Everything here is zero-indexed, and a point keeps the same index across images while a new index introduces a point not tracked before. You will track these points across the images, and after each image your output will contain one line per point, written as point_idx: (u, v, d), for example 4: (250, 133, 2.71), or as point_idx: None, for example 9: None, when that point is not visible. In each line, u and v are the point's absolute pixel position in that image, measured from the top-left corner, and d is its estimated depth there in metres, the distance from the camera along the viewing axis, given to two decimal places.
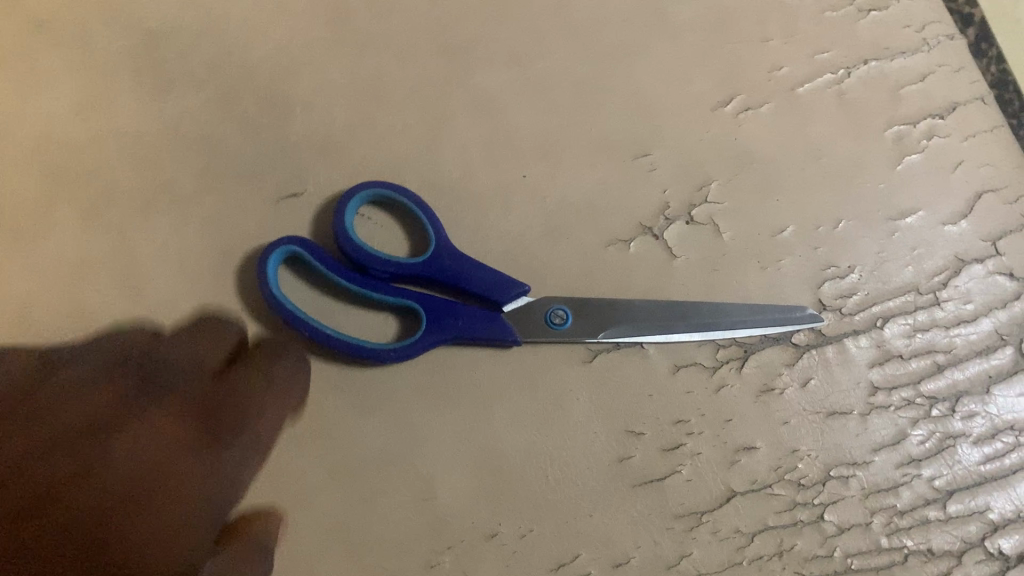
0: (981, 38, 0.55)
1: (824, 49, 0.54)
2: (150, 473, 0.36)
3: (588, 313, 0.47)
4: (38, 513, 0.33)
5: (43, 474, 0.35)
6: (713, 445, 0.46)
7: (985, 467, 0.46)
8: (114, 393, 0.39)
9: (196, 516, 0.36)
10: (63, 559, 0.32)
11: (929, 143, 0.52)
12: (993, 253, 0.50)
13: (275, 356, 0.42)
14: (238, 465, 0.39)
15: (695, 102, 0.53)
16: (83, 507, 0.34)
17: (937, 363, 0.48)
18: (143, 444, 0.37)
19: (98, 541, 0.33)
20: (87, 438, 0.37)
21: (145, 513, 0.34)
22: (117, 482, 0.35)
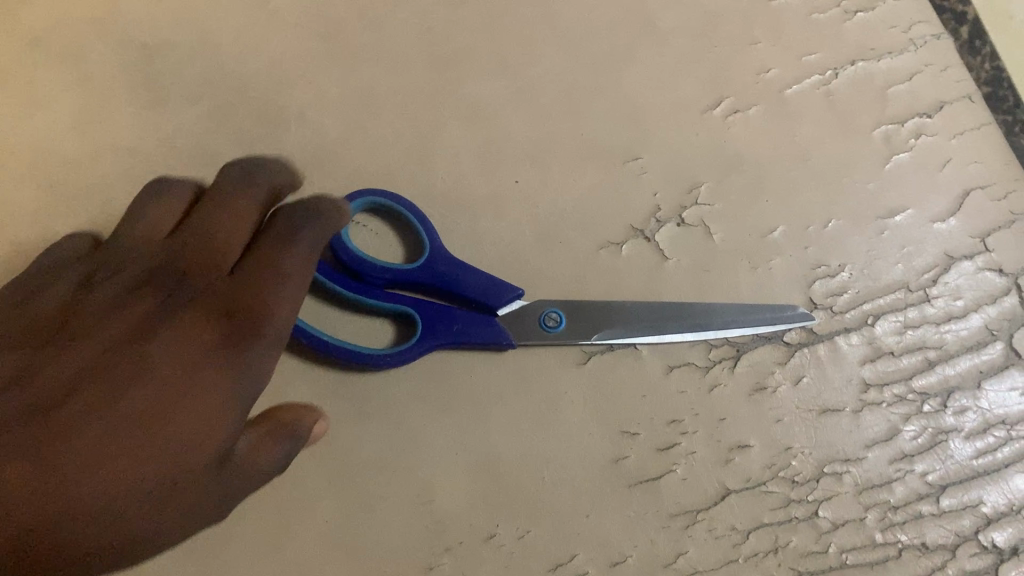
0: (975, 36, 0.56)
1: (812, 51, 0.55)
2: (205, 334, 0.35)
3: (581, 315, 0.47)
4: (100, 359, 0.34)
5: (115, 321, 0.35)
6: (707, 444, 0.47)
7: (978, 461, 0.47)
8: (151, 303, 0.36)
9: (259, 346, 0.36)
10: (138, 438, 0.32)
11: (917, 141, 0.53)
12: (982, 250, 0.50)
13: (290, 236, 0.39)
14: (294, 281, 0.38)
15: (684, 105, 0.53)
16: (133, 345, 0.34)
17: (928, 359, 0.48)
18: (178, 360, 0.34)
19: (147, 368, 0.34)
20: (161, 295, 0.37)
21: (227, 348, 0.35)
22: (171, 344, 0.35)
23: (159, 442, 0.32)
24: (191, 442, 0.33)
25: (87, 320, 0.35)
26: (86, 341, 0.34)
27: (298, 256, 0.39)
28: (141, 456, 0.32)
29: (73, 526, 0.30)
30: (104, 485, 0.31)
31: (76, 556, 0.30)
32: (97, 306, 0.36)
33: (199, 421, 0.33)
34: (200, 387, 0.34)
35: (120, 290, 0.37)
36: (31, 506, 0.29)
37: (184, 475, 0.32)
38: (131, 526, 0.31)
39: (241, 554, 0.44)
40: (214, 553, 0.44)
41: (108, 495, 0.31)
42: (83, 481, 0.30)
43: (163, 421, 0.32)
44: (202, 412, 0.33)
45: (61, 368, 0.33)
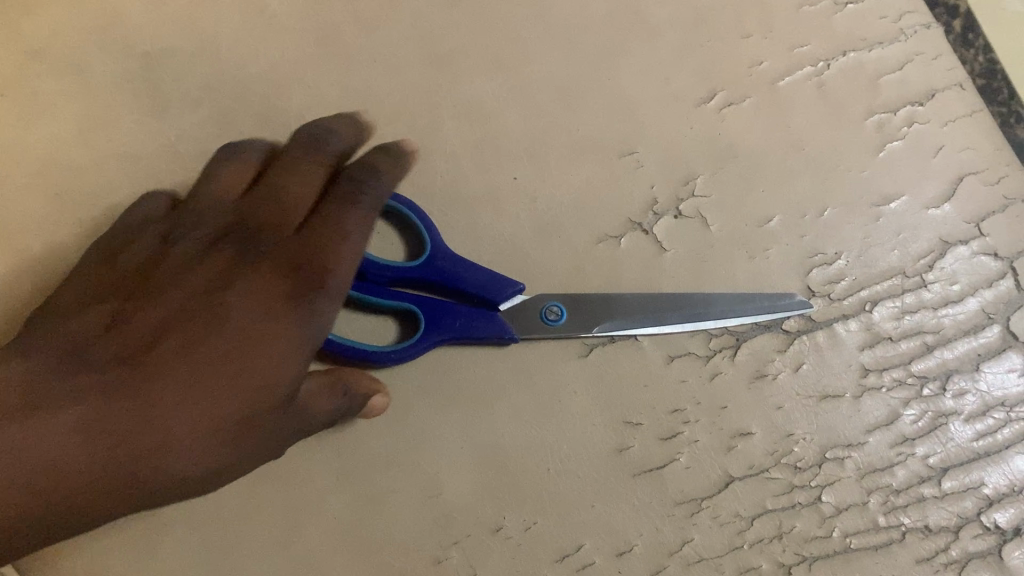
0: (968, 29, 0.56)
1: (803, 43, 0.56)
2: (276, 288, 0.43)
3: (581, 308, 0.48)
4: (188, 308, 0.42)
5: (198, 276, 0.43)
6: (709, 432, 0.47)
7: (978, 443, 0.47)
8: (225, 258, 0.44)
9: (322, 297, 0.43)
10: (222, 370, 0.40)
11: (909, 129, 0.53)
12: (977, 234, 0.51)
13: (351, 201, 0.46)
14: (353, 244, 0.45)
15: (678, 99, 0.54)
16: (215, 298, 0.42)
17: (926, 343, 0.49)
18: (249, 305, 0.42)
19: (226, 318, 0.41)
20: (238, 253, 0.44)
21: (295, 299, 0.42)
22: (246, 297, 0.42)
23: (240, 380, 0.40)
24: (266, 381, 0.40)
25: (176, 276, 0.44)
26: (174, 293, 0.43)
27: (357, 223, 0.45)
28: (227, 390, 0.40)
29: (182, 443, 0.39)
30: (199, 415, 0.39)
31: (178, 468, 0.39)
32: (183, 263, 0.44)
33: (271, 363, 0.41)
34: (272, 333, 0.41)
35: (203, 248, 0.45)
36: (148, 429, 0.38)
37: (260, 407, 0.40)
38: (225, 445, 0.40)
39: (251, 550, 0.45)
40: (223, 550, 0.45)
41: (203, 424, 0.39)
42: (182, 411, 0.39)
43: (242, 361, 0.40)
44: (273, 356, 0.41)
45: (158, 317, 0.42)
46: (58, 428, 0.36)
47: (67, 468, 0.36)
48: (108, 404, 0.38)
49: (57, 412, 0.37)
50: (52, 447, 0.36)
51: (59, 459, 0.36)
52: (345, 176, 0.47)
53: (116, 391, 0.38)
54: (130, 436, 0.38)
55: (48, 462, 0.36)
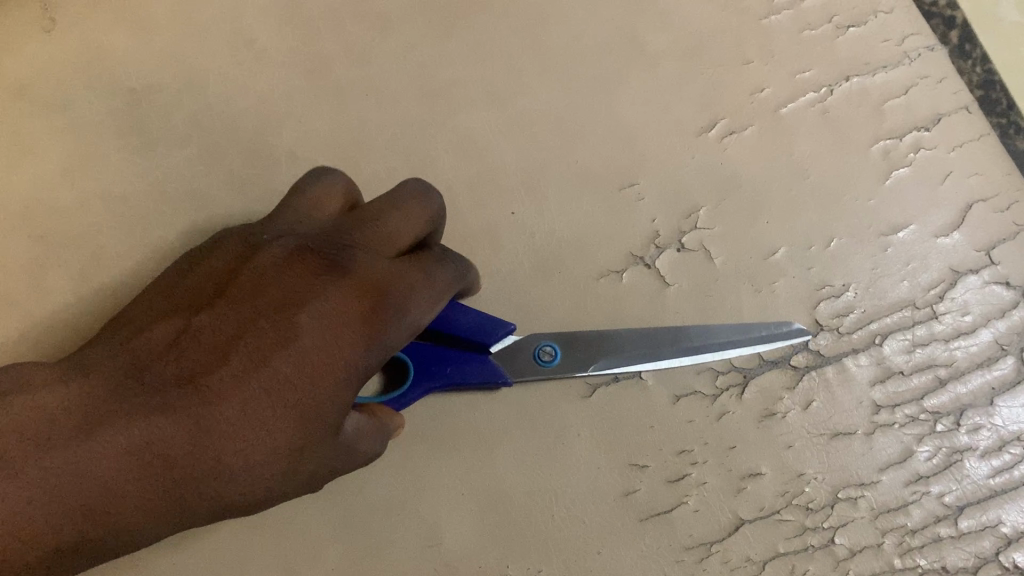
0: (965, 39, 0.56)
1: (805, 68, 0.54)
2: (352, 313, 0.38)
3: (575, 346, 0.47)
4: (255, 324, 0.38)
5: (272, 286, 0.39)
6: (718, 473, 0.46)
7: (995, 480, 0.46)
8: (303, 270, 0.40)
9: (394, 330, 0.39)
10: (281, 400, 0.36)
11: (915, 155, 0.52)
12: (988, 263, 0.49)
13: (443, 261, 0.43)
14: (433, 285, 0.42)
15: (679, 127, 0.53)
16: (281, 311, 0.38)
17: (939, 377, 0.47)
18: (322, 331, 0.38)
19: (292, 336, 0.37)
20: (321, 265, 0.40)
21: (369, 330, 0.39)
22: (315, 316, 0.38)
23: (299, 410, 0.37)
24: (323, 414, 0.37)
25: (244, 280, 0.39)
26: (243, 305, 0.38)
27: (440, 270, 0.42)
28: (283, 419, 0.36)
29: (233, 474, 0.36)
30: (254, 445, 0.36)
31: (225, 498, 0.36)
32: (252, 264, 0.40)
33: (331, 394, 0.37)
34: (339, 362, 0.37)
35: (280, 249, 0.40)
36: (200, 457, 0.35)
37: (315, 440, 0.37)
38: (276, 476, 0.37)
39: None
40: None
41: (258, 455, 0.36)
42: (236, 438, 0.36)
43: (305, 391, 0.37)
44: (333, 386, 0.37)
45: (219, 329, 0.38)
46: (108, 453, 0.34)
47: (115, 495, 0.34)
48: (158, 428, 0.35)
49: (108, 435, 0.34)
50: (103, 470, 0.34)
51: (107, 487, 0.34)
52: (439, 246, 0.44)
53: (168, 412, 0.35)
54: (179, 462, 0.35)
55: (95, 489, 0.34)
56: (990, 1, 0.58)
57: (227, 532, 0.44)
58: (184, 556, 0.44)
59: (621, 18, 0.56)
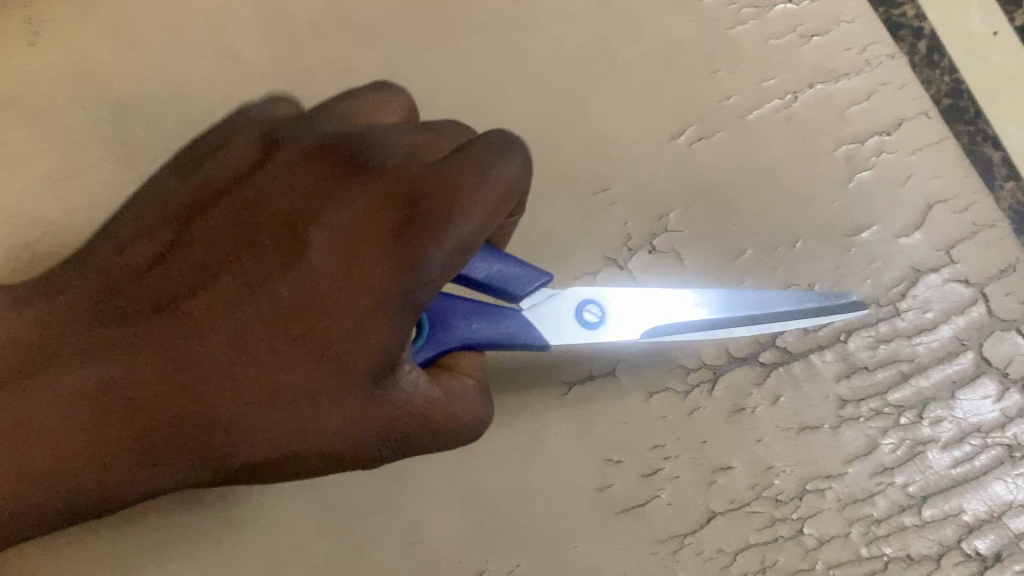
0: (932, 50, 0.57)
1: (771, 76, 0.55)
2: (369, 232, 0.36)
3: (620, 308, 0.46)
4: (257, 246, 0.37)
5: (276, 201, 0.38)
6: (691, 467, 0.47)
7: (956, 470, 0.47)
8: (316, 183, 0.38)
9: (419, 241, 0.35)
10: (284, 334, 0.35)
11: (878, 159, 0.54)
12: (948, 262, 0.51)
13: (500, 151, 0.37)
14: (493, 184, 0.37)
15: (650, 134, 0.54)
16: (290, 229, 0.37)
17: (902, 372, 0.49)
18: (334, 253, 0.36)
19: (300, 259, 0.36)
20: (336, 173, 0.38)
21: (386, 247, 0.36)
22: (330, 233, 0.36)
23: (313, 345, 0.35)
24: (345, 354, 0.35)
25: (250, 194, 0.38)
26: (246, 226, 0.37)
27: (503, 165, 0.37)
28: (292, 358, 0.35)
29: (238, 423, 0.35)
30: (252, 383, 0.35)
31: (234, 450, 0.36)
32: (262, 175, 0.38)
33: (353, 332, 0.35)
34: (354, 287, 0.35)
35: (295, 159, 0.39)
36: (194, 397, 0.35)
37: (338, 387, 0.36)
38: (291, 429, 0.36)
39: None
40: None
41: (258, 394, 0.35)
42: (239, 379, 0.35)
43: (311, 321, 0.35)
44: (353, 320, 0.35)
45: (217, 249, 0.37)
46: (92, 380, 0.35)
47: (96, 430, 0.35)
48: (149, 361, 0.35)
49: (88, 368, 0.36)
50: (85, 406, 0.35)
51: (87, 420, 0.35)
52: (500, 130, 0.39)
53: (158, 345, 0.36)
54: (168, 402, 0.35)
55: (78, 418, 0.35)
56: (959, 12, 0.58)
57: (215, 523, 0.46)
58: (172, 554, 0.45)
59: (593, 26, 0.57)
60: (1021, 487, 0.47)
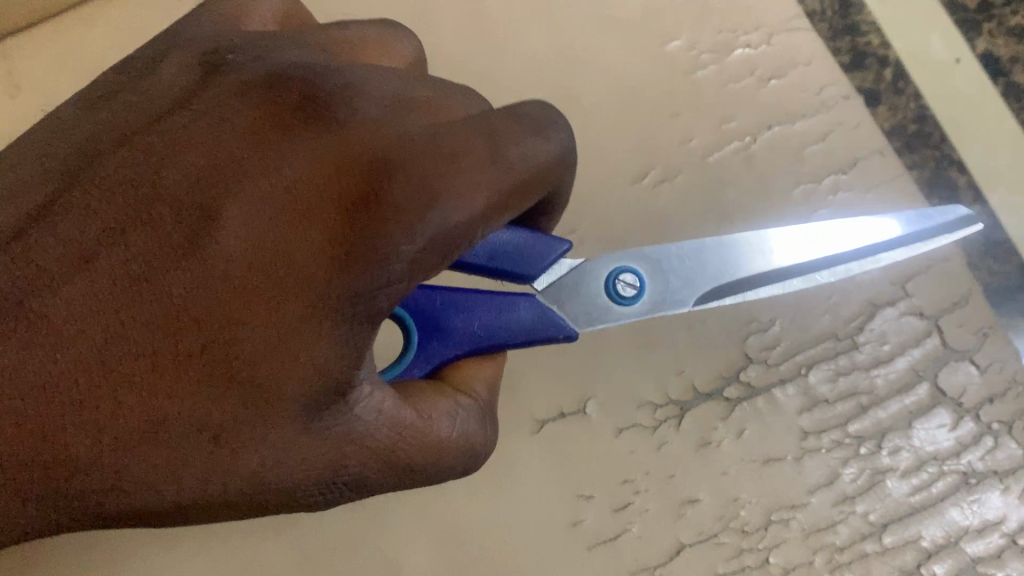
0: (898, 76, 0.59)
1: (731, 118, 0.57)
2: (307, 215, 0.32)
3: (662, 273, 0.43)
4: (173, 223, 0.32)
5: (192, 166, 0.33)
6: (661, 500, 0.49)
7: (914, 497, 0.49)
8: (244, 148, 0.33)
9: (369, 233, 0.31)
10: (205, 335, 0.32)
11: (834, 197, 0.56)
12: (904, 296, 0.53)
13: (539, 129, 0.36)
14: (501, 168, 0.33)
15: (614, 177, 0.57)
16: (217, 201, 0.32)
17: (861, 404, 0.51)
18: (264, 238, 0.32)
19: (227, 239, 0.32)
20: (273, 135, 0.33)
21: (329, 237, 0.32)
22: (263, 208, 0.32)
23: (238, 351, 0.32)
24: (276, 371, 0.32)
25: (170, 152, 0.34)
26: (158, 198, 0.33)
27: (519, 146, 0.34)
28: (212, 367, 0.32)
29: (140, 445, 0.31)
30: (167, 391, 0.31)
31: (128, 478, 0.31)
32: (187, 127, 0.34)
33: (288, 342, 0.32)
34: (289, 282, 0.32)
35: (231, 110, 0.34)
36: (87, 400, 0.31)
37: (268, 413, 0.32)
38: (200, 460, 0.32)
39: None
40: None
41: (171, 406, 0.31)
42: (146, 388, 0.31)
43: (236, 320, 0.32)
44: (288, 325, 0.32)
45: (123, 221, 0.33)
46: None
47: None
48: (33, 354, 0.31)
49: None
50: None
51: None
52: (532, 105, 0.37)
53: (46, 332, 0.31)
54: (53, 406, 0.31)
55: None
56: (922, 36, 0.60)
57: (208, 563, 0.49)
58: None
59: (557, 73, 0.59)
60: (976, 513, 0.49)
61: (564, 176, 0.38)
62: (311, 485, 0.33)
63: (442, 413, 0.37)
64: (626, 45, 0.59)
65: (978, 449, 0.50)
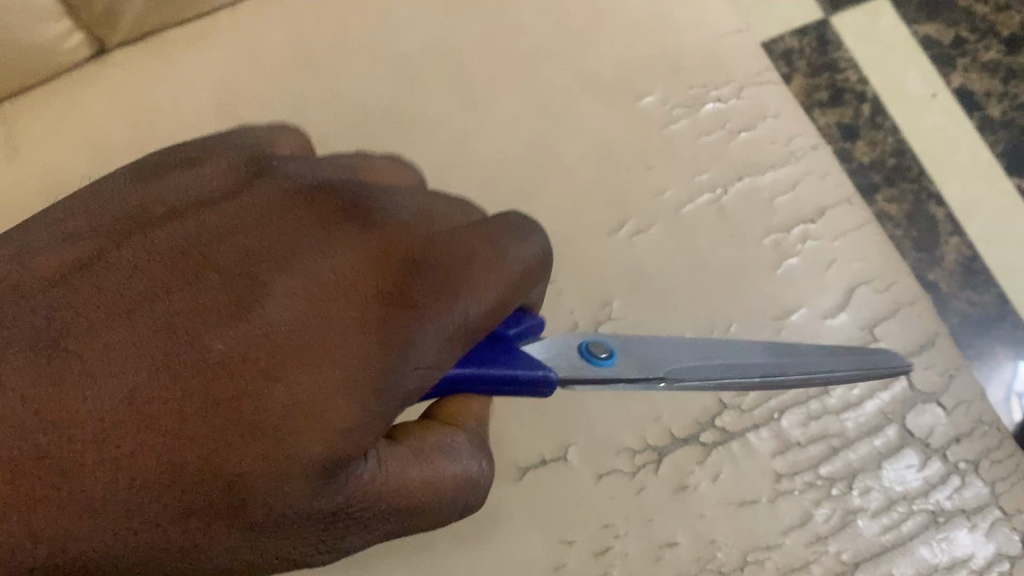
0: None
1: (703, 169, 0.60)
2: (352, 288, 0.35)
3: (629, 350, 0.45)
4: (221, 285, 0.34)
5: (243, 241, 0.36)
6: (640, 544, 0.50)
7: (885, 536, 0.51)
8: (294, 231, 0.36)
9: (408, 313, 0.35)
10: (244, 386, 0.32)
11: (804, 245, 0.58)
12: (871, 339, 0.56)
13: (525, 233, 0.40)
14: (506, 273, 0.38)
15: (591, 230, 0.59)
16: (267, 271, 0.35)
17: (832, 446, 0.53)
18: (311, 307, 0.34)
19: (269, 308, 0.33)
20: (323, 222, 0.37)
21: (372, 311, 0.34)
22: (308, 285, 0.34)
23: (270, 406, 0.32)
24: (307, 428, 0.32)
25: (216, 230, 0.36)
26: (207, 264, 0.35)
27: (520, 250, 0.39)
28: (239, 422, 0.32)
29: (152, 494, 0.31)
30: (202, 437, 0.31)
31: (134, 524, 0.31)
32: (235, 212, 0.37)
33: (317, 404, 0.32)
34: (333, 346, 0.33)
35: (281, 203, 0.38)
36: (117, 438, 0.30)
37: (292, 469, 0.32)
38: (209, 512, 0.31)
39: None
40: None
41: (207, 452, 0.31)
42: (182, 431, 0.31)
43: (276, 375, 0.32)
44: (321, 389, 0.32)
45: (170, 280, 0.34)
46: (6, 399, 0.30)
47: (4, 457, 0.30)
48: (61, 393, 0.31)
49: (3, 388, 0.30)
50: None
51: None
52: (517, 215, 0.41)
53: (77, 374, 0.31)
54: (73, 444, 0.30)
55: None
56: None
57: None
58: None
59: (535, 129, 0.61)
60: (945, 550, 0.51)
61: (541, 277, 0.41)
62: (312, 534, 0.34)
63: (441, 456, 0.37)
64: (600, 102, 0.62)
65: (945, 488, 0.52)
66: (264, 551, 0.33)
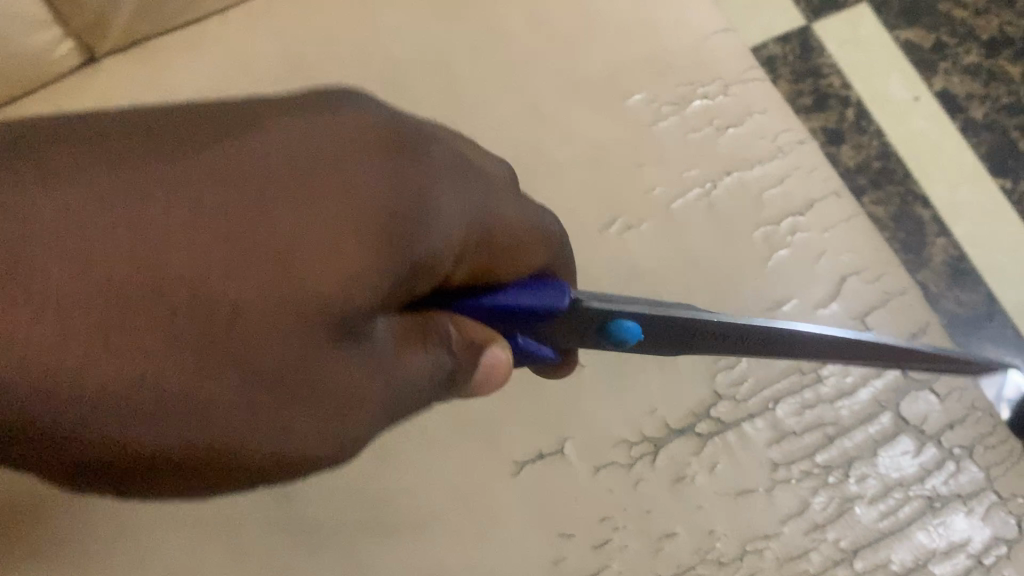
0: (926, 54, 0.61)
1: (692, 166, 0.60)
2: (365, 139, 0.33)
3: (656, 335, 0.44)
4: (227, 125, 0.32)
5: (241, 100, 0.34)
6: (638, 536, 0.50)
7: (882, 523, 0.51)
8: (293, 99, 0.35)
9: (423, 174, 0.34)
10: (263, 212, 0.29)
11: (793, 238, 0.58)
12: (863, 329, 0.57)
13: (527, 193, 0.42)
14: (507, 188, 0.39)
15: (583, 230, 0.60)
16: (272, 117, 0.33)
17: (827, 434, 0.53)
18: (326, 148, 0.32)
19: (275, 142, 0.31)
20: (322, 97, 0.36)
21: (386, 160, 0.33)
22: (322, 130, 0.32)
23: (290, 235, 0.29)
24: (326, 264, 0.30)
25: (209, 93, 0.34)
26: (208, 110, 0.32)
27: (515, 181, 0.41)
28: (249, 248, 0.29)
29: (164, 313, 0.27)
30: (219, 259, 0.28)
31: (131, 352, 0.27)
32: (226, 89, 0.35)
33: (339, 240, 0.30)
34: (350, 183, 0.31)
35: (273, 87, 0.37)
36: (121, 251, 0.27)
37: (308, 308, 0.30)
38: (213, 352, 0.28)
39: None
40: None
41: (225, 278, 0.28)
42: (197, 250, 0.28)
43: (295, 204, 0.30)
44: (340, 222, 0.31)
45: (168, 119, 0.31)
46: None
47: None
48: (46, 189, 0.27)
49: None
50: None
51: None
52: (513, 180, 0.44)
53: (63, 172, 0.27)
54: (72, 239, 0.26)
55: None
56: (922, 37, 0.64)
57: None
58: None
59: (523, 132, 0.62)
60: (943, 535, 0.51)
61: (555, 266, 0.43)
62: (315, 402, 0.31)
63: (433, 343, 0.36)
64: (587, 104, 0.62)
65: (941, 473, 0.52)
66: (260, 417, 0.30)
